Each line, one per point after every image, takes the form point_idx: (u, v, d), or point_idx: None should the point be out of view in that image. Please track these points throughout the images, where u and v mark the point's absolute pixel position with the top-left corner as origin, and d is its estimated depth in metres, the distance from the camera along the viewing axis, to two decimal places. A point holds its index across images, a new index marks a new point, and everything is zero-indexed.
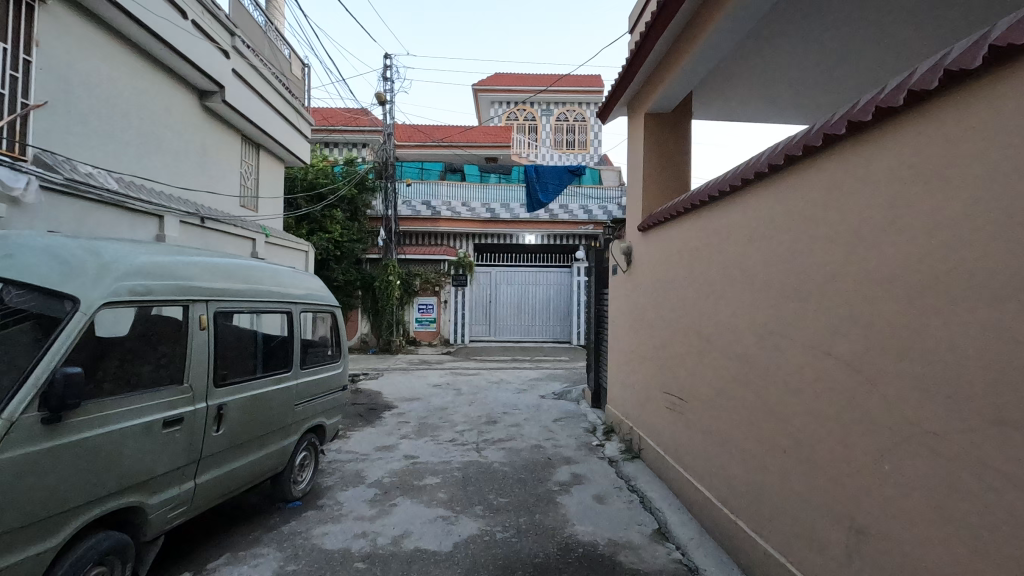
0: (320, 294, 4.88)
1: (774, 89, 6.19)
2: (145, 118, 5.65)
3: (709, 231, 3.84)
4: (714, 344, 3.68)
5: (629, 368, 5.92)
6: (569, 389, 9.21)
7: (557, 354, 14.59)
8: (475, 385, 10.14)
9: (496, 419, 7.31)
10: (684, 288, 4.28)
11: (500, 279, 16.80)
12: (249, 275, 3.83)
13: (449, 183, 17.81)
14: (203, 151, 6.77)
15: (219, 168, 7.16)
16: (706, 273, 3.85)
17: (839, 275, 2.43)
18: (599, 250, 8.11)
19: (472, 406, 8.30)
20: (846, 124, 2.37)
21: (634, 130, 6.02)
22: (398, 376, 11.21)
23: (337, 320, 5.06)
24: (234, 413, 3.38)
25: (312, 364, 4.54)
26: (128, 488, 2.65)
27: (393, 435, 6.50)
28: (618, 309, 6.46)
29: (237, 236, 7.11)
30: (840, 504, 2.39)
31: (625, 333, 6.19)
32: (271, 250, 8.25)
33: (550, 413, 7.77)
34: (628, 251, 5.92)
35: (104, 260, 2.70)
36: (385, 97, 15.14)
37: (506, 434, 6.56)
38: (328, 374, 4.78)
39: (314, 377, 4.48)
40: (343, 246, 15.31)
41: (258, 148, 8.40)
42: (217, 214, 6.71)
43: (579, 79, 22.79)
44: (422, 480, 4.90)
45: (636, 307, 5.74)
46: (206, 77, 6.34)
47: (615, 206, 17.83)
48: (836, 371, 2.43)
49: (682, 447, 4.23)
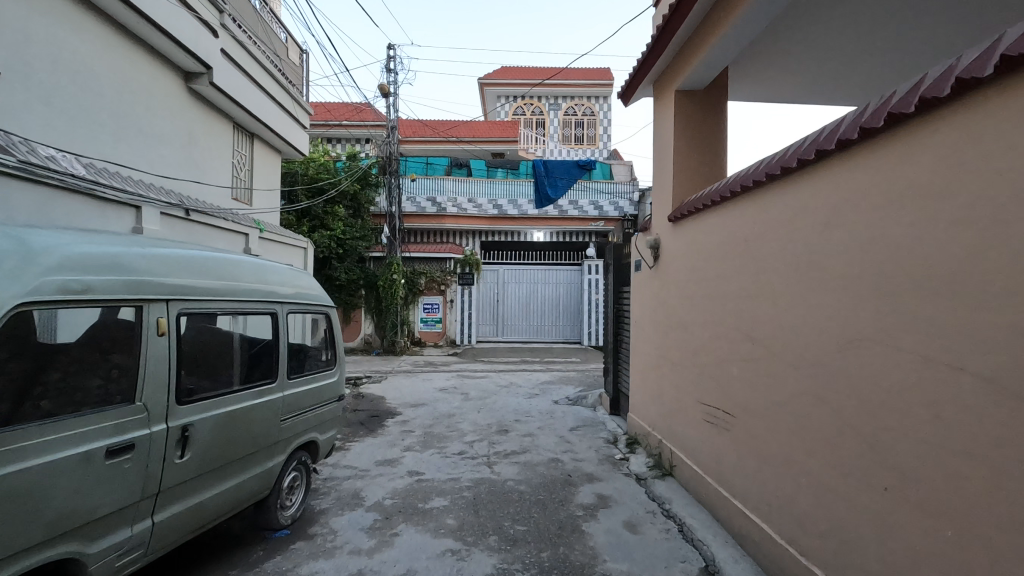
0: (313, 293, 4.32)
1: (817, 66, 5.59)
2: (121, 99, 5.11)
3: (766, 218, 3.26)
4: (772, 350, 3.13)
5: (656, 374, 5.36)
6: (585, 394, 8.63)
7: (568, 356, 14.01)
8: (484, 390, 9.57)
9: (508, 429, 6.73)
10: (729, 284, 3.72)
11: (508, 277, 16.20)
12: (228, 270, 3.26)
13: (455, 179, 17.26)
14: (189, 137, 6.22)
15: (208, 157, 6.62)
16: (761, 267, 3.29)
17: (973, 266, 1.87)
18: (617, 246, 7.52)
19: (481, 413, 7.73)
20: (998, 62, 1.75)
21: (662, 111, 5.41)
22: (402, 380, 10.65)
23: (332, 322, 4.50)
24: (202, 435, 2.82)
25: (302, 372, 3.98)
26: (57, 537, 2.10)
27: (396, 447, 5.94)
28: (642, 309, 5.90)
29: (228, 229, 6.58)
30: (975, 566, 1.83)
31: (650, 335, 5.63)
32: (266, 247, 7.71)
33: (566, 421, 7.18)
34: (656, 244, 5.34)
35: (28, 249, 2.14)
36: (388, 89, 14.58)
37: (519, 445, 5.98)
38: (322, 384, 4.22)
39: (305, 388, 3.93)
40: (346, 244, 14.88)
41: (252, 137, 7.84)
42: (204, 205, 6.17)
43: (589, 72, 22.14)
44: (428, 503, 4.33)
45: (664, 307, 5.18)
46: (191, 57, 5.80)
47: (627, 201, 17.19)
48: (969, 391, 1.86)
49: (728, 469, 3.67)
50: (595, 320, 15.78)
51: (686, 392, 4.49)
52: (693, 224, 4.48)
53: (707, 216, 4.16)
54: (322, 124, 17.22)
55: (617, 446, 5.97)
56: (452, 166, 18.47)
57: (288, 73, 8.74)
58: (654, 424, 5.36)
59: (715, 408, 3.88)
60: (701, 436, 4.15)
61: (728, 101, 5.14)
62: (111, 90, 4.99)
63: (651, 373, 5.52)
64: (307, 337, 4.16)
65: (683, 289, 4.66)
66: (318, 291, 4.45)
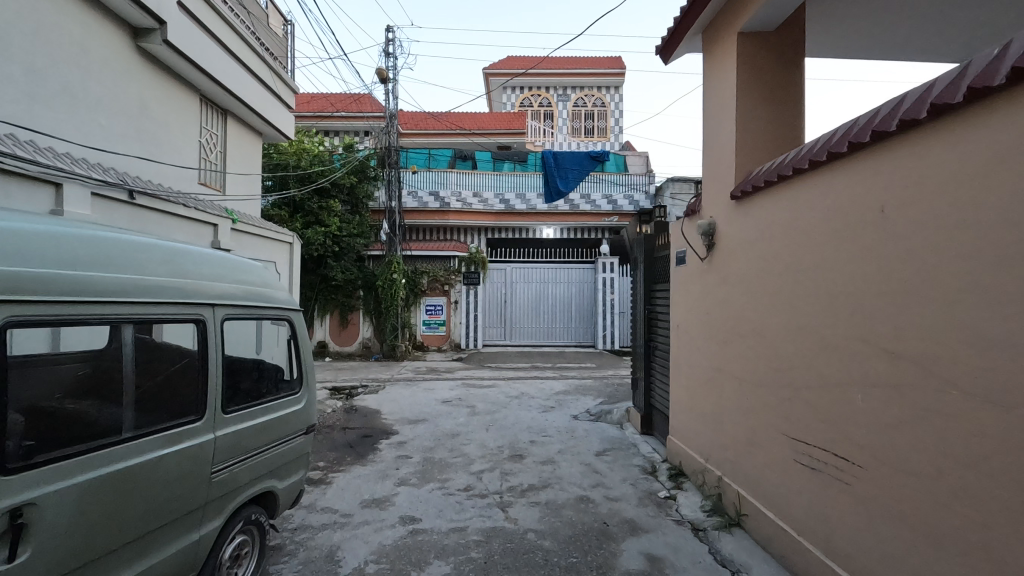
0: (268, 289, 3.26)
1: (908, 12, 4.50)
2: (40, 51, 4.09)
3: (927, 176, 2.19)
4: (954, 374, 2.03)
5: (710, 391, 4.27)
6: (608, 407, 7.55)
7: (583, 362, 12.93)
8: (492, 402, 8.48)
9: (522, 455, 5.64)
10: (846, 277, 2.63)
11: (516, 276, 15.11)
12: (123, 256, 2.20)
13: (459, 172, 16.23)
14: (139, 105, 5.19)
15: (166, 132, 5.59)
16: (923, 248, 2.19)
17: None
18: (648, 237, 6.42)
19: (490, 432, 6.66)
20: None
21: (718, 65, 4.32)
22: (401, 390, 9.58)
23: (295, 328, 3.44)
24: (50, 519, 1.76)
25: (251, 398, 2.92)
26: None
27: (388, 481, 4.87)
28: (687, 311, 4.81)
29: (191, 216, 5.55)
30: None
31: (699, 343, 4.54)
32: (240, 239, 6.68)
33: (591, 443, 6.09)
34: (712, 227, 4.25)
35: None
36: (386, 74, 13.54)
37: (537, 478, 4.90)
38: (281, 412, 3.16)
39: (255, 421, 2.87)
40: (342, 241, 13.86)
41: (223, 115, 6.81)
42: (156, 187, 5.16)
43: (598, 61, 21.10)
44: (424, 571, 3.25)
45: (722, 306, 4.09)
46: (139, 6, 4.78)
47: (642, 195, 16.08)
48: None
49: (849, 537, 2.58)
50: (610, 322, 14.73)
51: (765, 420, 3.41)
52: (770, 198, 3.39)
53: (797, 184, 3.08)
54: (317, 117, 16.21)
55: (658, 478, 4.87)
56: (456, 159, 17.40)
57: (267, 45, 7.70)
58: (708, 455, 4.27)
59: (823, 449, 2.79)
60: (793, 483, 3.06)
61: (805, 47, 4.05)
62: (26, 37, 3.96)
63: (703, 390, 4.43)
64: (260, 350, 3.09)
65: (754, 284, 3.58)
66: (277, 287, 3.38)
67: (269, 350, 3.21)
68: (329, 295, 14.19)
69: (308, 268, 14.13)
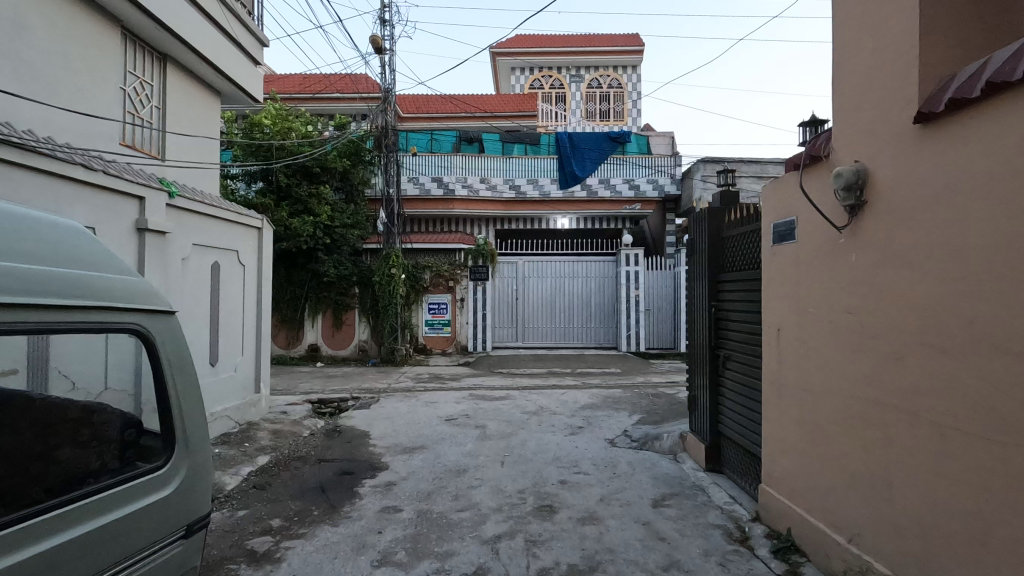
0: (76, 274, 1.64)
1: None
2: None
3: None
4: None
5: (860, 434, 2.74)
6: (653, 430, 6.01)
7: (607, 367, 11.38)
8: (506, 421, 6.95)
9: (553, 508, 4.12)
10: None
11: (529, 270, 13.53)
12: None
13: (464, 155, 14.61)
14: (10, 22, 3.71)
15: (61, 68, 4.12)
16: None
17: None
18: (713, 212, 4.93)
19: (506, 468, 5.13)
20: None
21: None
22: (397, 405, 8.07)
23: (161, 347, 1.90)
24: None
25: (7, 508, 1.37)
26: None
27: (364, 559, 3.35)
28: (802, 307, 3.26)
29: (100, 183, 4.10)
30: None
31: (829, 357, 3.00)
32: (183, 219, 5.22)
33: (642, 487, 4.56)
34: (862, 172, 2.71)
35: None
36: (381, 43, 11.93)
37: (580, 553, 3.37)
38: (106, 520, 1.59)
39: (8, 564, 1.31)
40: (335, 232, 12.51)
41: (162, 61, 5.33)
42: (36, 140, 3.68)
43: (614, 39, 19.50)
44: None
45: (891, 300, 2.54)
46: None
47: (669, 179, 14.39)
48: None
49: None
50: (635, 321, 13.16)
51: None
52: None
53: None
54: (313, 98, 14.67)
55: (755, 553, 3.33)
56: (462, 142, 15.79)
57: None
58: (854, 534, 2.76)
59: None
60: None
61: None
62: None
63: (839, 429, 2.90)
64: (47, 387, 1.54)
65: (994, 264, 2.03)
66: (104, 271, 1.77)
67: (73, 390, 1.64)
68: (321, 293, 12.77)
69: (297, 263, 12.79)
